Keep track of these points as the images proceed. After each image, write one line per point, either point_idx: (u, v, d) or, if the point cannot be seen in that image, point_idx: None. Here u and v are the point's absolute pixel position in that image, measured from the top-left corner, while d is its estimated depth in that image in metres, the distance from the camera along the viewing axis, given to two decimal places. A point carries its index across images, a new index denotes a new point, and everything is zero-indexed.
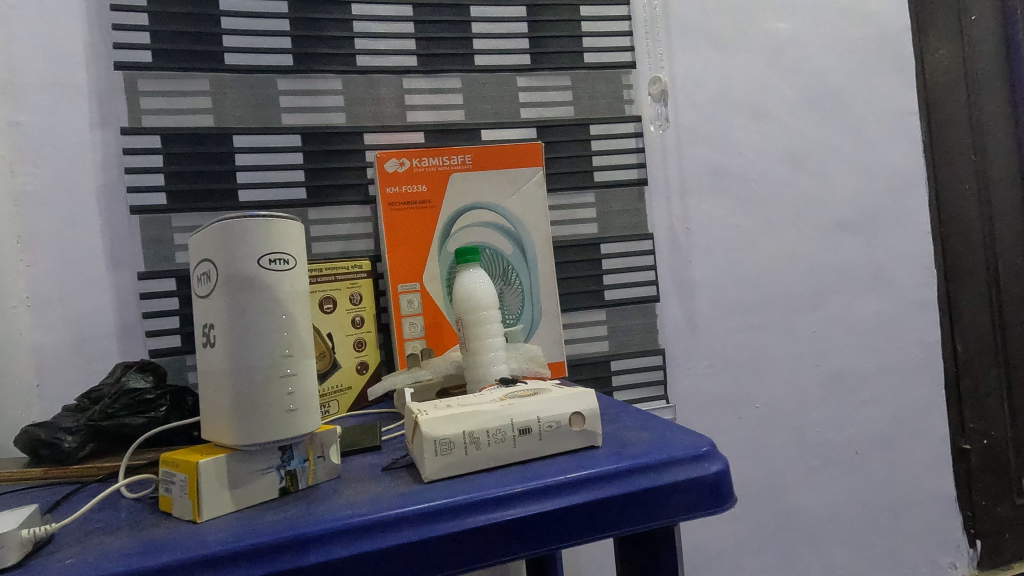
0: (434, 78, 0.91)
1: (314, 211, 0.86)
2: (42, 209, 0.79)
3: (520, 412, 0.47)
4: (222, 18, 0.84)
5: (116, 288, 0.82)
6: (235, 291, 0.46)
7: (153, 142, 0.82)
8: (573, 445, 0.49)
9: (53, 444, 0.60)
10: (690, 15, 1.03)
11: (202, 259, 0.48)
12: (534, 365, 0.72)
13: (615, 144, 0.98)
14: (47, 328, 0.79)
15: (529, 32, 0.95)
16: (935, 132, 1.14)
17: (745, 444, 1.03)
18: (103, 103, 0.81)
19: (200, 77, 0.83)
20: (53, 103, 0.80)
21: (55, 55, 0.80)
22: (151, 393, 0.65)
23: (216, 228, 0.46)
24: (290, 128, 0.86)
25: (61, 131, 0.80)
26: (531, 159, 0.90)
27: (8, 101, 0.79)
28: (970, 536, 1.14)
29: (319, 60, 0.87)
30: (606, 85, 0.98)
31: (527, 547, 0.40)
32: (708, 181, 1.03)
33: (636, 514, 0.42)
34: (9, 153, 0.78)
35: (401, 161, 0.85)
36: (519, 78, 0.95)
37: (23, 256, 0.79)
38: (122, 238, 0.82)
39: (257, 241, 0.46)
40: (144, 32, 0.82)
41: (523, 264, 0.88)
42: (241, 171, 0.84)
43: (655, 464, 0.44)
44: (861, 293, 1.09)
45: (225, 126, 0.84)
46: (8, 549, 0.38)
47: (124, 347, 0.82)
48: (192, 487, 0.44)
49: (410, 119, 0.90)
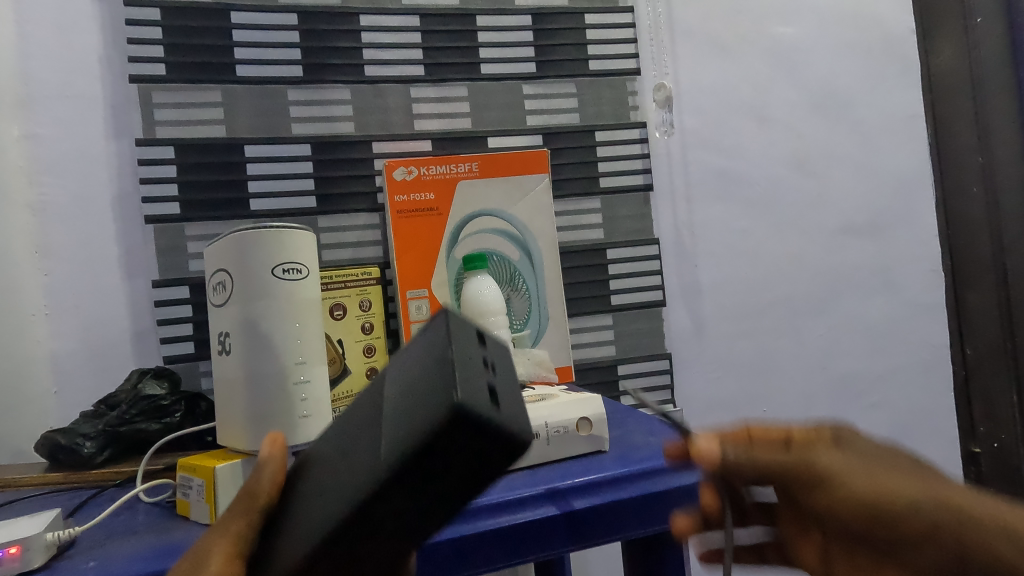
0: (441, 87, 0.93)
1: (323, 219, 0.88)
2: (58, 219, 0.82)
3: (529, 417, 0.48)
4: (233, 30, 0.85)
5: (131, 296, 0.83)
6: (250, 301, 0.47)
7: (167, 153, 0.83)
8: (581, 451, 0.49)
9: (72, 450, 0.61)
10: (695, 21, 1.03)
11: (218, 268, 0.50)
12: (542, 370, 0.73)
13: (620, 150, 0.99)
14: (64, 336, 0.81)
15: (534, 40, 0.96)
16: (942, 134, 1.14)
17: None
18: (118, 115, 0.84)
19: (213, 89, 0.84)
20: (71, 116, 0.83)
21: (73, 68, 0.83)
22: (168, 399, 0.66)
23: (231, 239, 0.48)
24: (300, 137, 0.87)
25: (78, 143, 0.83)
26: (537, 166, 0.91)
27: (29, 114, 0.82)
28: None
29: (328, 70, 0.88)
30: (612, 92, 0.99)
31: (536, 550, 0.41)
32: (713, 186, 1.03)
33: (642, 519, 0.43)
34: (28, 166, 0.81)
35: (409, 169, 0.86)
36: (525, 86, 0.96)
37: (41, 265, 0.81)
38: (136, 247, 0.83)
39: (270, 252, 0.47)
40: (157, 45, 0.83)
41: (530, 269, 0.89)
42: (252, 180, 0.85)
43: (660, 469, 0.44)
44: (867, 296, 1.09)
45: (236, 136, 0.85)
46: (33, 552, 0.40)
47: (138, 354, 0.83)
48: (210, 490, 0.45)
49: (417, 127, 0.91)
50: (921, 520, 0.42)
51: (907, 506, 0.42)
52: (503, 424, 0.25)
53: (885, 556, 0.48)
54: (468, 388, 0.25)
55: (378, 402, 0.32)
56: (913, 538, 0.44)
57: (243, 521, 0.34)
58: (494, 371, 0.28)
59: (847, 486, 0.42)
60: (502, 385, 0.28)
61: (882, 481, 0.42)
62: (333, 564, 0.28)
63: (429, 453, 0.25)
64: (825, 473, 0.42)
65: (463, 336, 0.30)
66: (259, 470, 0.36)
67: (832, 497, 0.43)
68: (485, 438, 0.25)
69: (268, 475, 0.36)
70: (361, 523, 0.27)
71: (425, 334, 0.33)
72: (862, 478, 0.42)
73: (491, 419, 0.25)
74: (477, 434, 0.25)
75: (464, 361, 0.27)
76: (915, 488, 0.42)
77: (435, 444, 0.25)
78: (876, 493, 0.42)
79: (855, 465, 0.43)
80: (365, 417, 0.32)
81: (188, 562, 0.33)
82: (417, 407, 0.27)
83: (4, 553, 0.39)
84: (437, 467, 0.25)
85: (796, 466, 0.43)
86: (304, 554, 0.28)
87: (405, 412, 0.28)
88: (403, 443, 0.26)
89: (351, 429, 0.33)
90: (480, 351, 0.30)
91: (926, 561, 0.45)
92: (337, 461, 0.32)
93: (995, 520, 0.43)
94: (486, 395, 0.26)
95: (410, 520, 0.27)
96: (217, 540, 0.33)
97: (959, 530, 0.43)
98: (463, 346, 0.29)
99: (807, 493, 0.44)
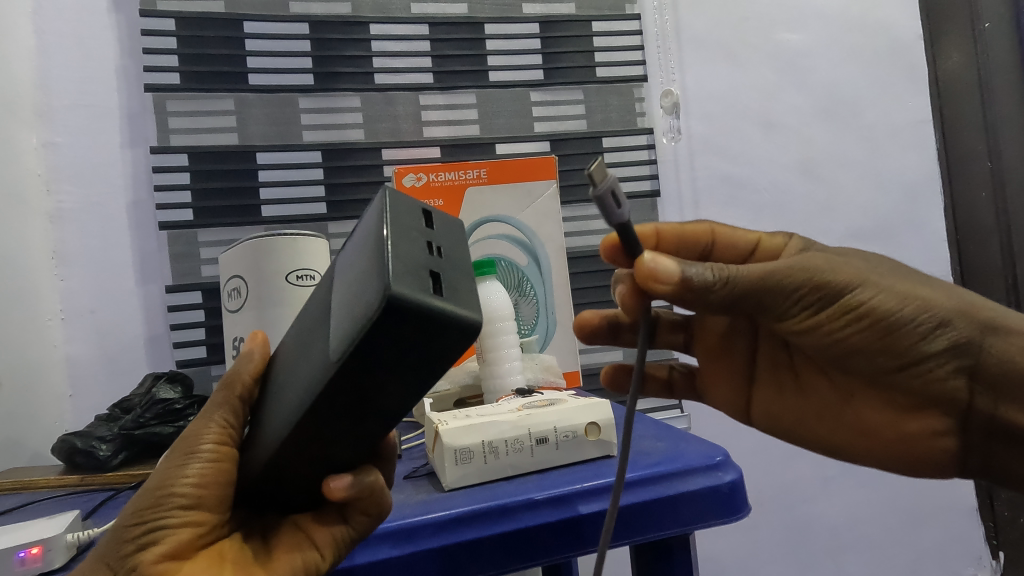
0: (450, 94, 0.94)
1: (333, 225, 0.89)
2: (75, 225, 0.84)
3: (538, 422, 0.48)
4: (247, 41, 0.87)
5: (145, 302, 0.85)
6: (265, 306, 0.51)
7: (180, 161, 0.84)
8: (589, 454, 0.50)
9: (88, 452, 0.62)
10: (701, 28, 1.04)
11: (232, 275, 0.53)
12: (549, 374, 0.73)
13: (627, 156, 0.99)
14: (80, 341, 0.83)
15: (542, 48, 0.97)
16: (952, 140, 1.13)
17: (760, 453, 1.04)
18: (134, 124, 0.86)
19: (225, 97, 0.85)
20: (88, 125, 0.85)
21: (90, 79, 0.85)
22: (180, 403, 0.68)
23: (247, 246, 0.51)
24: (312, 145, 0.88)
25: (97, 152, 0.85)
26: (544, 171, 0.92)
27: (46, 123, 0.84)
28: (992, 547, 1.12)
29: (339, 78, 0.90)
30: (618, 98, 1.00)
31: (544, 555, 0.40)
32: (721, 191, 1.04)
33: (654, 522, 0.43)
34: (45, 173, 0.83)
35: (418, 176, 0.87)
36: (532, 93, 0.97)
37: (57, 271, 0.83)
38: (151, 253, 0.85)
39: (284, 259, 0.51)
40: (173, 56, 0.84)
41: (537, 274, 0.90)
42: (264, 186, 0.87)
43: (670, 473, 0.44)
44: None
45: (249, 143, 0.86)
46: (53, 552, 0.41)
47: (152, 358, 0.84)
48: None
49: (426, 134, 0.92)
50: (936, 332, 0.40)
51: (921, 317, 0.40)
52: (449, 308, 0.23)
53: (886, 410, 0.45)
54: (406, 275, 0.23)
55: (321, 299, 0.30)
56: (928, 360, 0.41)
57: (226, 410, 0.36)
58: (441, 252, 0.25)
59: (861, 294, 0.39)
60: (452, 264, 0.25)
61: (891, 285, 0.40)
62: (310, 438, 0.30)
63: (372, 352, 0.24)
64: (831, 276, 0.38)
65: (402, 215, 0.26)
66: (240, 363, 0.37)
67: (840, 315, 0.39)
68: (431, 330, 0.23)
69: (251, 369, 0.37)
70: (322, 412, 0.28)
71: (363, 217, 0.29)
72: (870, 285, 0.39)
73: (430, 309, 0.23)
74: (421, 328, 0.23)
75: (403, 245, 0.24)
76: (926, 293, 0.40)
77: (375, 345, 0.24)
78: (889, 300, 0.39)
79: (860, 268, 0.40)
80: (311, 319, 0.31)
81: (178, 439, 0.35)
82: (354, 304, 0.25)
83: (26, 553, 0.40)
84: (385, 367, 0.25)
85: (800, 284, 0.38)
86: (282, 437, 0.30)
87: (345, 311, 0.26)
88: (344, 336, 0.25)
89: (302, 322, 0.32)
90: (425, 231, 0.26)
91: (942, 389, 0.43)
92: (295, 355, 0.32)
93: (1005, 321, 0.41)
94: (429, 282, 0.24)
95: (369, 415, 0.28)
96: (205, 422, 0.36)
97: (973, 341, 0.41)
98: (401, 227, 0.25)
99: (805, 317, 0.40)
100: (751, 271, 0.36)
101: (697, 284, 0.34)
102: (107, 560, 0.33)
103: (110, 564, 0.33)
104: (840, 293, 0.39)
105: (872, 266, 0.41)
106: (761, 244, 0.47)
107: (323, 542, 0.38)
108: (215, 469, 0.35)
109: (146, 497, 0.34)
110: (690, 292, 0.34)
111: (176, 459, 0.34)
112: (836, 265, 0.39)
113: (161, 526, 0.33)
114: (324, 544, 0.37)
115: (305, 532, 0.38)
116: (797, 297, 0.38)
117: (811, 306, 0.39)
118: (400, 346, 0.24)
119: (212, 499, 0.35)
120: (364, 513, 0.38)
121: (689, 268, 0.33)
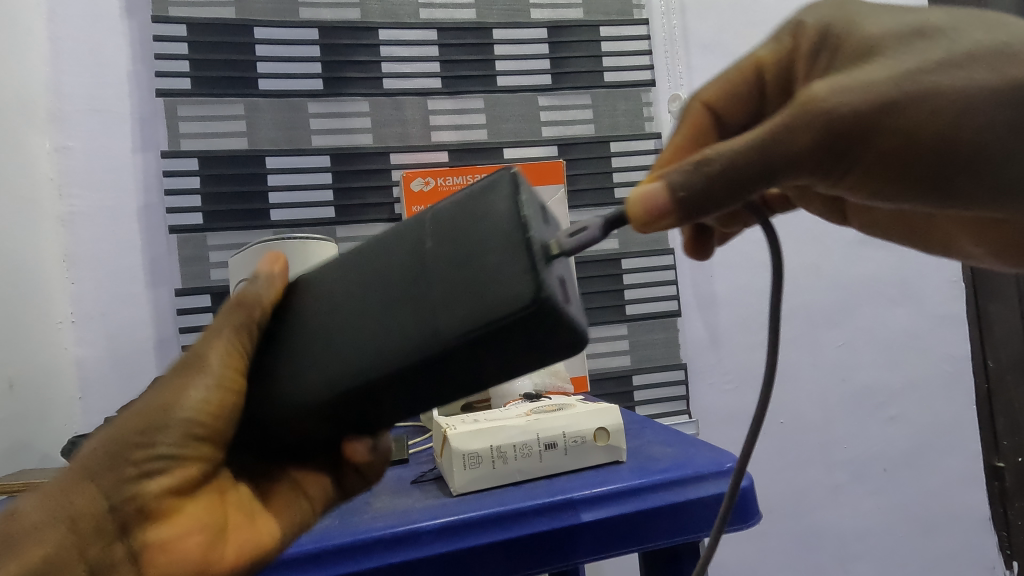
0: (458, 99, 0.94)
1: (341, 229, 0.89)
2: (88, 229, 0.85)
3: (546, 427, 0.48)
4: (257, 46, 0.87)
5: (155, 304, 0.86)
6: None
7: (190, 165, 0.85)
8: (597, 460, 0.49)
9: None
10: (707, 32, 1.04)
11: (242, 278, 0.53)
12: (557, 379, 0.72)
13: (634, 162, 1.00)
14: (89, 344, 0.84)
15: (551, 53, 0.98)
16: None
17: (769, 459, 1.03)
18: (146, 129, 0.87)
19: (234, 103, 0.86)
20: (100, 129, 0.86)
21: (101, 83, 0.86)
22: None
23: (258, 249, 0.52)
24: (321, 149, 0.89)
25: (108, 156, 0.86)
26: (552, 176, 0.90)
27: (58, 128, 0.85)
28: (1007, 558, 1.10)
29: (349, 83, 0.90)
30: (626, 103, 1.00)
31: (554, 560, 0.40)
32: None
33: (664, 530, 0.42)
34: (57, 177, 0.84)
35: (426, 180, 0.87)
36: (541, 97, 0.97)
37: (68, 273, 0.84)
38: (161, 256, 0.86)
39: (294, 262, 0.51)
40: (184, 61, 0.85)
41: None
42: (273, 190, 0.87)
43: (681, 479, 0.43)
44: (888, 306, 1.07)
45: (259, 148, 0.87)
46: None
47: (160, 361, 0.85)
48: None
49: (434, 139, 0.93)
50: (990, 168, 0.32)
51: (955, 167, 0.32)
52: (573, 321, 0.25)
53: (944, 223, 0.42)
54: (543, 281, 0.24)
55: (404, 251, 0.29)
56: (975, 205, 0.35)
57: (247, 346, 0.34)
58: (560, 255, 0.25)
59: (914, 148, 0.30)
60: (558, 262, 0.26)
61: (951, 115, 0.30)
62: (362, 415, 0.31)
63: (493, 347, 0.26)
64: (876, 126, 0.29)
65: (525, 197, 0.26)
66: (262, 287, 0.34)
67: (886, 182, 0.32)
68: (549, 335, 0.25)
69: (271, 295, 0.34)
70: (403, 387, 0.29)
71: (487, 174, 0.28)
72: (926, 125, 0.30)
73: (562, 323, 0.25)
74: (544, 331, 0.25)
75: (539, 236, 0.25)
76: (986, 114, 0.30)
77: (505, 340, 0.25)
78: (949, 144, 0.31)
79: (906, 100, 0.29)
80: (385, 269, 0.29)
81: (191, 363, 0.33)
82: (484, 293, 0.25)
83: None
84: (494, 357, 0.26)
85: (825, 157, 0.29)
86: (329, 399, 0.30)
87: (460, 291, 0.26)
88: (465, 327, 0.26)
89: (362, 266, 0.31)
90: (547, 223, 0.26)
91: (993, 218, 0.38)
92: (353, 302, 0.30)
93: None
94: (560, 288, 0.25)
95: (438, 392, 0.29)
96: (224, 353, 0.33)
97: None
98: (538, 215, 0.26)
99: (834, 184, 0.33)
100: (778, 148, 0.28)
101: (720, 183, 0.28)
102: (99, 479, 0.31)
103: (102, 486, 0.31)
104: (880, 143, 0.30)
105: (923, 79, 0.30)
106: (763, 63, 0.39)
107: (314, 495, 0.41)
108: (230, 401, 0.33)
109: (144, 417, 0.32)
110: (712, 193, 0.28)
111: (190, 392, 0.32)
112: (882, 100, 0.29)
113: (166, 456, 0.32)
114: (314, 496, 0.41)
115: (293, 483, 0.40)
116: (826, 172, 0.30)
117: (850, 172, 0.31)
118: (525, 350, 0.26)
119: (221, 440, 0.34)
120: (359, 474, 0.43)
121: (672, 179, 0.28)
